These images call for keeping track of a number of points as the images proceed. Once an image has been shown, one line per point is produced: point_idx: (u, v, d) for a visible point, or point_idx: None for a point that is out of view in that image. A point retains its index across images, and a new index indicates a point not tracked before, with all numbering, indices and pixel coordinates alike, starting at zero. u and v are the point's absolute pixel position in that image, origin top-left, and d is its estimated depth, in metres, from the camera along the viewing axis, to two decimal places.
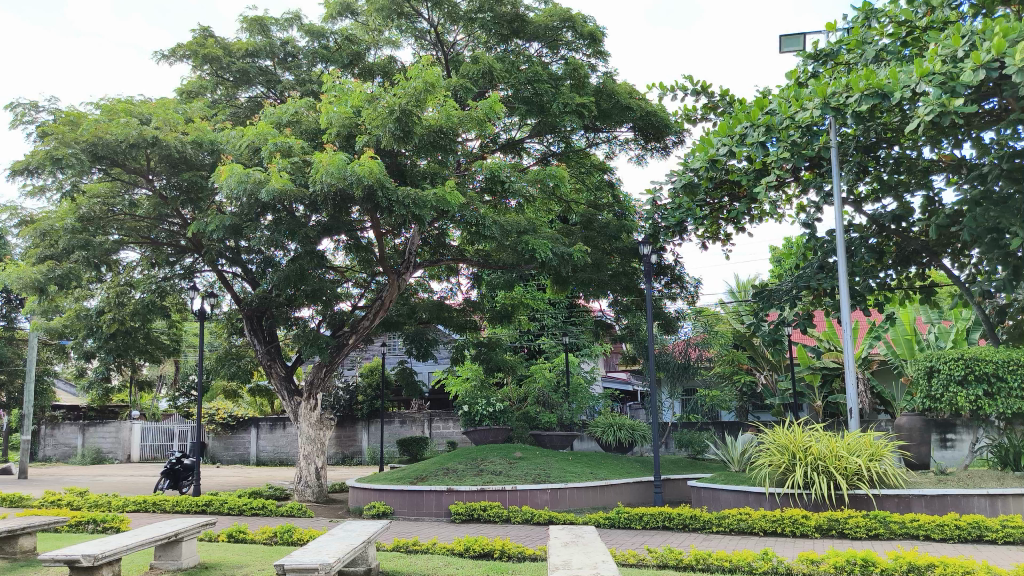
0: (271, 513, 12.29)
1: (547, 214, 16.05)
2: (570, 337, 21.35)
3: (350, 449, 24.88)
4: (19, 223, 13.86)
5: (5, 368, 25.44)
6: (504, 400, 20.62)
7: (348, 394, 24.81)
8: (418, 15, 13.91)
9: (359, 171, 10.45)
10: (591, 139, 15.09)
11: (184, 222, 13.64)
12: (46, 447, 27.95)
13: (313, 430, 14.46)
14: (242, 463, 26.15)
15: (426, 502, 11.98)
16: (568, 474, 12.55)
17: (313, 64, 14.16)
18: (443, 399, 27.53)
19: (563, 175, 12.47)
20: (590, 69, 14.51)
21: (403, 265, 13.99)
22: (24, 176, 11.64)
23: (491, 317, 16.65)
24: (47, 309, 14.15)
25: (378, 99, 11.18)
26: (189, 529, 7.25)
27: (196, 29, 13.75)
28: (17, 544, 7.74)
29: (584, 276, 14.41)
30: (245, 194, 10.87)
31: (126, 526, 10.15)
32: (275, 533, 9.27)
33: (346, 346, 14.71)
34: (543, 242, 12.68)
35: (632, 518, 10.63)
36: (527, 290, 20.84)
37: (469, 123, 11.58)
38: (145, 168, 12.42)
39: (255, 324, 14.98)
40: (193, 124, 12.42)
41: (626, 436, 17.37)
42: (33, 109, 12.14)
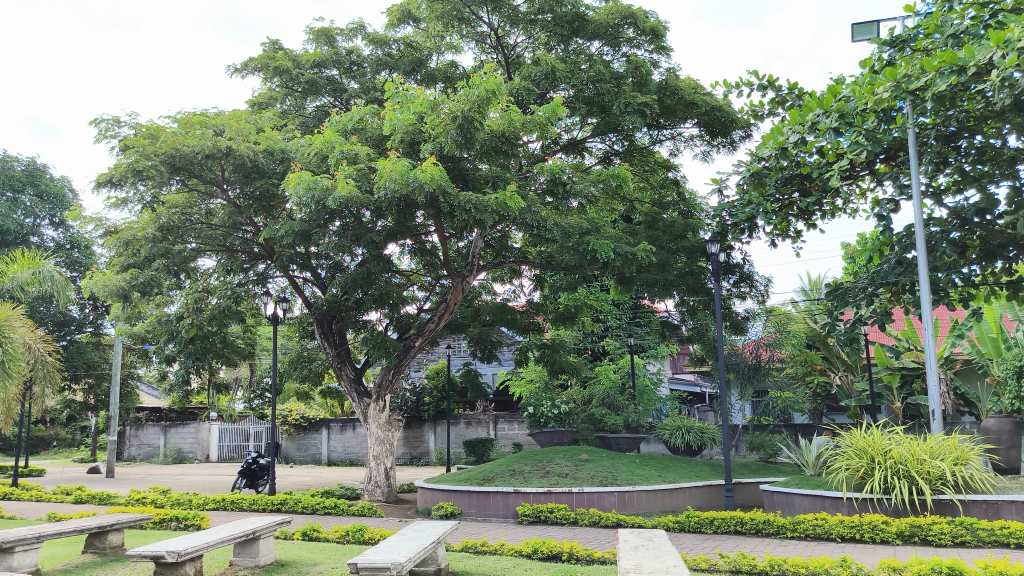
0: (342, 512, 12.55)
1: (610, 214, 15.95)
2: (635, 337, 21.17)
3: (418, 449, 25.22)
4: (103, 233, 14.52)
5: (93, 372, 26.70)
6: (570, 402, 20.55)
7: (415, 395, 25.17)
8: (479, 19, 14.02)
9: (422, 177, 10.58)
10: (655, 137, 14.98)
11: (256, 229, 13.99)
12: (131, 448, 29.21)
13: (382, 431, 14.71)
14: (315, 463, 26.80)
15: (494, 502, 12.08)
16: (636, 476, 12.43)
17: (377, 72, 14.39)
18: (508, 400, 27.84)
19: (626, 175, 12.38)
20: (652, 66, 14.38)
21: (467, 268, 14.06)
22: (108, 188, 12.19)
23: (555, 319, 16.61)
24: (130, 315, 15.11)
25: (441, 105, 11.28)
26: (266, 527, 7.46)
27: (267, 42, 14.20)
28: (106, 539, 8.09)
29: (649, 277, 14.21)
30: (313, 201, 11.10)
31: (207, 524, 10.53)
32: (348, 532, 9.47)
33: (413, 348, 14.90)
34: (606, 242, 12.62)
35: (702, 522, 10.47)
36: (591, 291, 20.79)
37: (531, 125, 11.57)
38: (220, 178, 12.81)
39: (325, 328, 15.33)
40: (264, 134, 12.81)
41: (695, 439, 17.00)
42: (115, 124, 12.69)
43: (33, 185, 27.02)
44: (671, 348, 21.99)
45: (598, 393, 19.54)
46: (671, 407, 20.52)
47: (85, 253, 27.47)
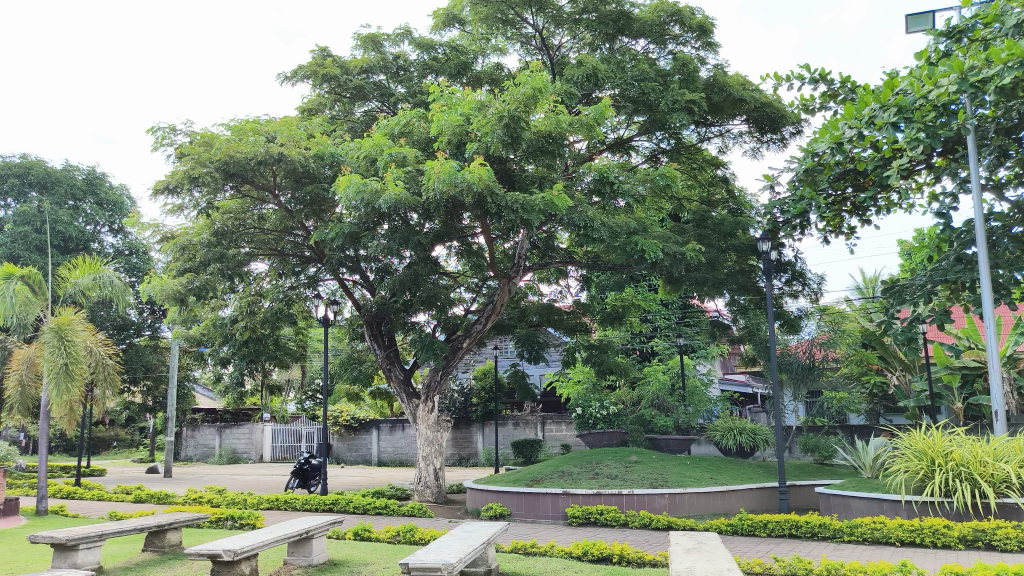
0: (393, 513, 12.67)
1: (657, 213, 15.84)
2: (684, 338, 20.94)
3: (467, 450, 25.34)
4: (160, 239, 14.93)
5: (151, 374, 27.45)
6: (619, 403, 20.44)
7: (463, 396, 25.29)
8: (523, 21, 14.02)
9: (469, 178, 10.62)
10: (703, 134, 14.85)
11: (307, 233, 14.22)
12: (188, 448, 29.95)
13: (430, 432, 14.80)
14: (365, 463, 27.12)
15: (543, 504, 12.06)
16: (686, 478, 12.27)
17: (423, 76, 14.51)
18: (555, 401, 27.84)
19: (674, 174, 12.25)
20: (699, 62, 14.24)
21: (514, 269, 14.05)
22: (165, 195, 12.55)
23: (603, 319, 16.53)
24: (187, 318, 15.41)
25: (487, 106, 11.36)
26: (319, 527, 7.56)
27: (315, 50, 14.43)
28: (165, 538, 8.30)
29: (699, 276, 14.01)
30: (363, 203, 11.22)
31: (261, 523, 10.73)
32: (398, 532, 9.57)
33: (460, 349, 14.97)
34: (654, 242, 12.52)
35: (756, 525, 10.28)
36: (639, 290, 20.65)
37: (577, 125, 11.53)
38: (272, 183, 13.04)
39: (374, 329, 15.51)
40: (314, 139, 13.02)
41: (747, 440, 16.70)
42: (171, 132, 13.04)
43: (94, 193, 27.92)
44: (721, 348, 21.69)
45: (648, 394, 19.38)
46: (722, 409, 20.24)
47: (142, 259, 28.25)
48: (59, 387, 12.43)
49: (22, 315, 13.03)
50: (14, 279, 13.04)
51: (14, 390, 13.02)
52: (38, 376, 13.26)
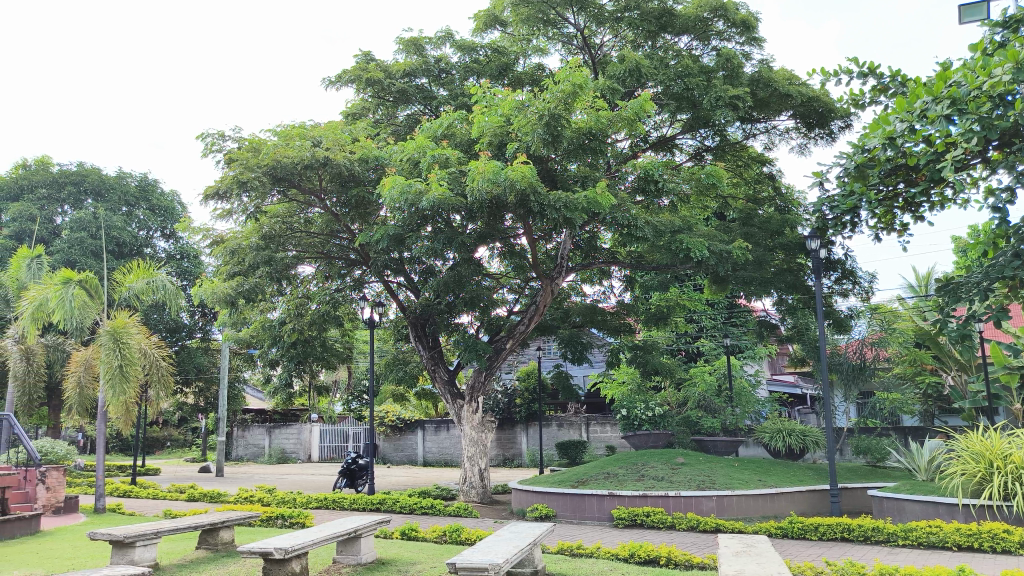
0: (439, 513, 12.75)
1: (702, 212, 15.67)
2: (731, 338, 20.69)
3: (511, 451, 25.39)
4: (211, 243, 15.26)
5: (203, 376, 28.06)
6: (664, 404, 20.27)
7: (507, 397, 25.36)
8: (565, 21, 13.99)
9: (512, 176, 10.64)
10: (748, 131, 14.67)
11: (352, 236, 14.41)
12: (239, 448, 30.57)
13: (475, 432, 14.85)
14: (411, 463, 27.34)
15: (589, 505, 12.03)
16: (735, 480, 12.10)
17: (465, 78, 14.59)
18: (600, 403, 27.77)
19: (720, 171, 12.10)
20: (744, 58, 14.13)
21: (556, 270, 14.01)
22: (214, 200, 12.83)
23: (647, 320, 16.39)
24: (237, 321, 15.73)
25: (527, 105, 11.29)
26: (367, 526, 7.64)
27: (359, 54, 14.60)
28: (218, 536, 8.46)
29: (745, 275, 13.81)
30: (406, 205, 11.30)
31: (310, 522, 10.91)
32: (445, 532, 9.63)
33: (504, 350, 14.99)
34: (700, 240, 12.39)
35: (807, 528, 10.08)
36: (684, 290, 20.47)
37: (619, 121, 11.47)
38: (319, 188, 13.23)
39: (419, 331, 15.63)
40: (359, 143, 13.17)
41: (797, 442, 16.39)
42: (220, 138, 13.33)
43: (146, 199, 28.62)
44: (769, 348, 21.38)
45: (694, 395, 19.17)
46: (770, 410, 19.91)
47: (194, 263, 28.91)
48: (114, 388, 12.81)
49: (80, 318, 13.40)
50: (72, 284, 13.39)
51: (73, 392, 13.42)
52: (95, 378, 13.65)
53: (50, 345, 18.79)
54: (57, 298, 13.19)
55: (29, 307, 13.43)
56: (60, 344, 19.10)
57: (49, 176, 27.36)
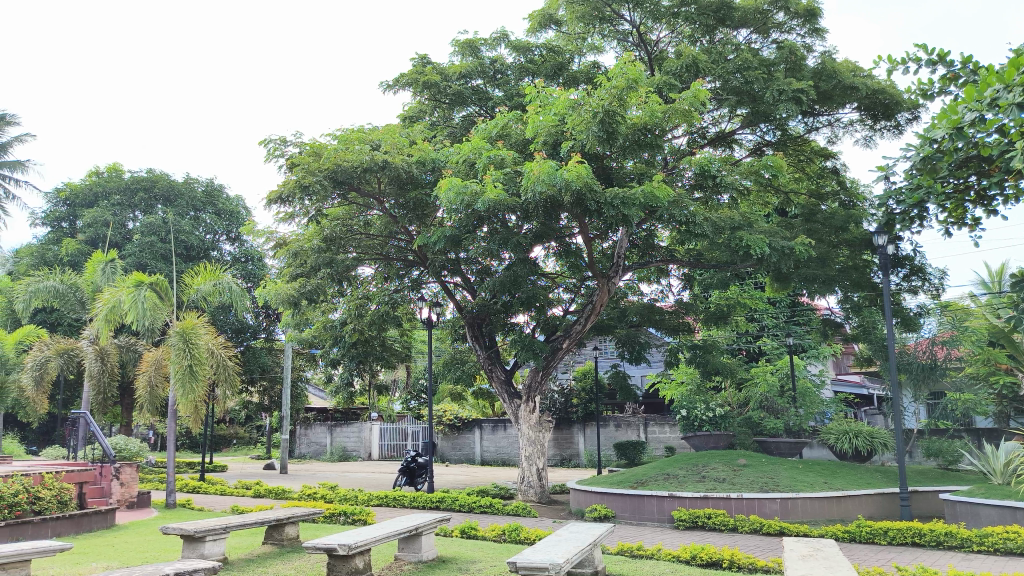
0: (498, 512, 12.81)
1: (762, 207, 15.41)
2: (794, 337, 20.26)
3: (568, 451, 25.29)
4: (274, 245, 15.64)
5: (267, 375, 28.74)
6: (724, 405, 19.95)
7: (563, 397, 25.33)
8: (620, 18, 13.94)
9: (568, 176, 10.61)
10: (810, 124, 14.33)
11: (410, 237, 14.58)
12: (301, 446, 31.25)
13: (532, 432, 14.86)
14: (468, 462, 27.52)
15: (648, 506, 11.93)
16: (799, 482, 11.84)
17: (521, 79, 14.62)
18: (658, 403, 27.55)
19: (780, 164, 11.85)
20: (806, 50, 13.87)
21: (612, 269, 13.91)
22: (278, 204, 13.16)
23: (706, 319, 16.15)
24: (299, 321, 16.09)
25: (581, 104, 11.22)
26: (428, 524, 7.72)
27: (416, 58, 14.76)
28: (283, 532, 8.66)
29: (808, 272, 13.51)
30: (463, 206, 11.37)
31: (371, 519, 11.08)
32: (504, 531, 9.68)
33: (560, 350, 14.95)
34: (760, 237, 12.16)
35: (875, 533, 9.79)
36: (744, 289, 20.12)
37: (676, 115, 11.34)
38: (377, 191, 13.44)
39: (475, 331, 15.73)
40: (416, 146, 13.31)
41: (864, 444, 15.94)
42: (282, 144, 13.64)
43: (213, 204, 29.48)
44: (834, 348, 20.85)
45: (756, 396, 18.80)
46: (836, 411, 19.42)
47: (258, 266, 29.63)
48: (183, 387, 13.25)
49: (152, 320, 13.88)
50: (143, 287, 13.87)
51: (144, 391, 13.90)
52: (165, 377, 14.13)
53: (124, 345, 19.48)
54: (130, 300, 13.69)
55: (104, 309, 13.96)
56: (132, 345, 19.84)
57: (121, 183, 28.42)
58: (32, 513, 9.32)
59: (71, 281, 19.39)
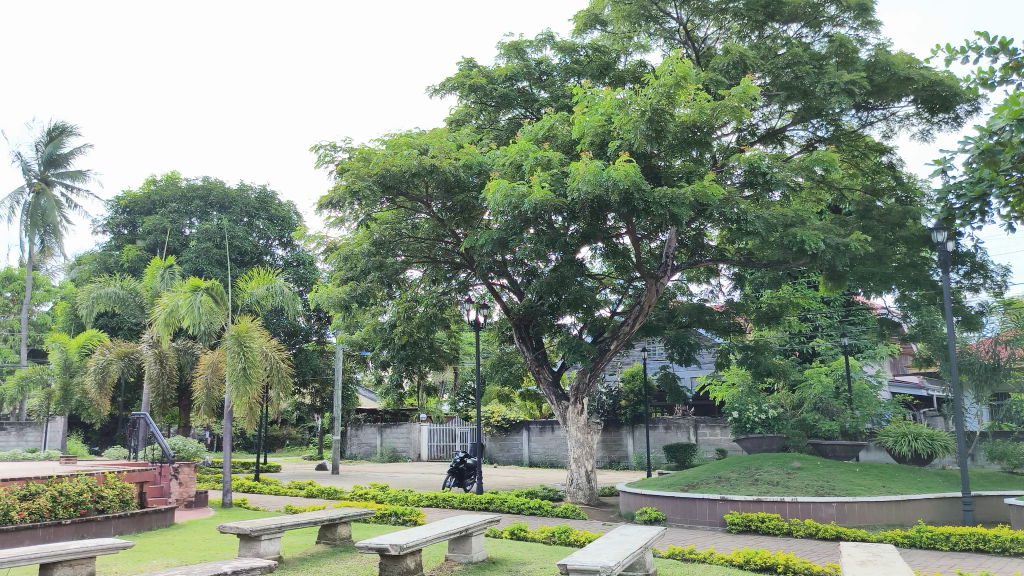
0: (547, 513, 12.80)
1: (816, 204, 15.09)
2: (849, 338, 19.81)
3: (617, 454, 25.17)
4: (325, 250, 15.90)
5: (318, 377, 29.21)
6: (778, 407, 19.59)
7: (611, 398, 25.16)
8: (666, 16, 13.86)
9: (615, 176, 10.55)
10: (864, 119, 13.99)
11: (457, 240, 14.67)
12: (352, 447, 31.69)
13: (581, 434, 14.79)
14: (517, 464, 27.55)
15: (700, 509, 11.78)
16: (855, 486, 11.56)
17: (566, 80, 14.56)
18: (708, 405, 27.20)
19: (834, 159, 11.58)
20: (859, 43, 13.58)
21: (661, 269, 13.76)
22: (329, 209, 13.37)
23: (758, 319, 15.88)
24: (350, 324, 16.32)
25: (629, 103, 11.13)
26: (478, 526, 7.76)
27: (462, 62, 14.85)
28: (336, 531, 8.79)
29: (863, 270, 13.22)
30: (510, 207, 11.39)
31: (421, 520, 11.19)
32: (553, 533, 9.67)
33: (608, 351, 14.84)
34: (814, 233, 11.91)
35: (937, 538, 9.50)
36: (797, 289, 19.75)
37: (725, 112, 11.16)
38: (425, 194, 13.54)
39: (522, 332, 15.73)
40: (464, 150, 13.35)
41: (924, 447, 15.47)
42: (332, 149, 13.85)
43: (266, 210, 30.10)
44: (891, 348, 20.31)
45: (810, 397, 18.39)
46: (894, 413, 18.89)
47: (309, 270, 30.13)
48: (238, 389, 13.55)
49: (208, 323, 14.22)
50: (200, 291, 14.20)
51: (201, 392, 14.25)
52: (221, 379, 14.46)
53: (182, 348, 20.00)
54: (187, 304, 14.05)
55: (163, 313, 14.37)
56: (189, 348, 20.37)
57: (178, 191, 29.19)
58: (96, 511, 9.63)
59: (131, 287, 20.00)
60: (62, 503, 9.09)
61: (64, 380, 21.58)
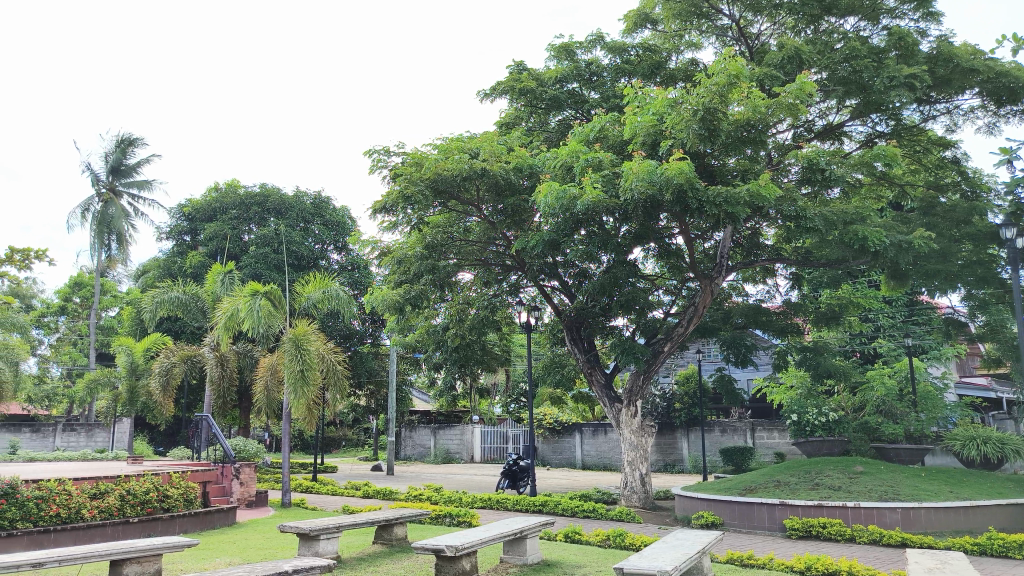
0: (602, 516, 12.72)
1: (876, 202, 14.68)
2: (913, 338, 19.26)
3: (672, 456, 24.91)
4: (378, 254, 16.11)
5: (373, 379, 29.60)
6: (839, 409, 19.13)
7: (665, 401, 24.88)
8: (719, 13, 13.74)
9: (669, 173, 10.44)
10: (926, 113, 13.60)
11: (508, 242, 14.69)
12: (407, 448, 32.02)
13: (635, 436, 14.66)
14: (570, 466, 27.46)
15: (758, 514, 11.56)
16: (922, 491, 11.21)
17: (617, 80, 14.48)
18: (766, 408, 26.73)
19: (895, 154, 11.23)
20: (920, 35, 13.19)
21: (715, 269, 13.56)
22: (382, 214, 13.55)
23: (817, 320, 15.52)
24: (403, 326, 16.50)
25: (681, 102, 11.01)
26: (532, 528, 7.76)
27: (512, 65, 14.88)
28: (392, 532, 8.89)
29: (927, 268, 12.84)
30: (562, 209, 11.36)
31: (476, 521, 11.26)
32: (608, 537, 9.63)
33: (662, 353, 14.70)
34: (876, 231, 11.57)
35: (1009, 547, 9.15)
36: (858, 288, 19.26)
37: (780, 109, 10.95)
38: (476, 198, 13.61)
39: (574, 334, 15.67)
40: (514, 153, 13.37)
41: (994, 451, 14.91)
42: (385, 154, 14.03)
43: (321, 215, 30.65)
44: (958, 349, 19.65)
45: (872, 399, 17.85)
46: (961, 416, 18.26)
47: (363, 274, 30.59)
48: (296, 391, 13.83)
49: (266, 326, 14.52)
50: (259, 296, 14.53)
51: (261, 394, 14.60)
52: (280, 381, 14.77)
53: (242, 351, 20.50)
54: (247, 308, 14.38)
55: (224, 317, 14.75)
56: (249, 351, 20.88)
57: (238, 199, 29.92)
58: (162, 510, 9.93)
59: (193, 292, 20.57)
60: (130, 501, 9.40)
61: (131, 382, 22.27)
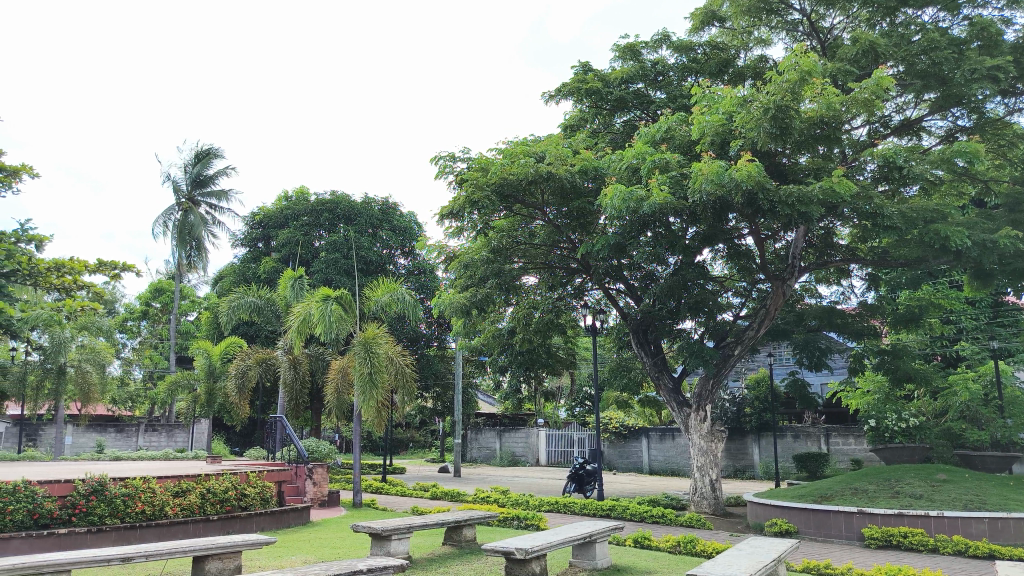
0: (671, 522, 12.56)
1: (959, 199, 14.14)
2: (999, 341, 18.44)
3: (742, 462, 24.35)
4: (445, 258, 16.31)
5: (439, 382, 29.92)
6: (919, 414, 18.44)
7: (735, 406, 24.44)
8: (790, 8, 13.42)
9: (739, 176, 10.28)
10: (1012, 106, 13.12)
11: (573, 245, 14.63)
12: (473, 450, 32.27)
13: (704, 441, 14.41)
14: (637, 471, 27.19)
15: (835, 522, 11.22)
16: (1011, 500, 10.68)
17: (683, 79, 14.33)
18: (840, 412, 25.98)
19: (980, 148, 10.76)
20: (1004, 24, 12.64)
21: (787, 271, 13.26)
22: (449, 218, 13.71)
23: (895, 322, 15.00)
24: (470, 329, 16.62)
25: (751, 101, 10.80)
26: (602, 532, 7.72)
27: (577, 66, 14.81)
28: (461, 534, 8.97)
29: (1014, 267, 12.29)
30: (628, 211, 11.27)
31: (544, 525, 11.27)
32: (679, 543, 9.50)
33: (732, 356, 14.46)
34: (958, 229, 11.13)
35: None
36: (938, 289, 18.52)
37: (855, 105, 10.63)
38: (541, 202, 13.62)
39: (641, 337, 15.52)
40: (579, 155, 13.33)
41: None
42: (451, 160, 14.19)
43: (388, 221, 31.13)
44: None
45: (955, 405, 17.09)
46: None
47: (430, 278, 30.95)
48: (365, 393, 14.09)
49: (337, 330, 14.83)
50: (330, 301, 14.87)
51: (332, 396, 14.93)
52: (350, 384, 15.06)
53: (313, 354, 21.01)
54: (319, 313, 14.73)
55: (297, 321, 15.11)
56: (320, 354, 21.40)
57: (308, 205, 30.64)
58: (240, 508, 10.25)
59: (267, 297, 21.19)
60: (210, 499, 9.74)
61: (209, 384, 23.09)
